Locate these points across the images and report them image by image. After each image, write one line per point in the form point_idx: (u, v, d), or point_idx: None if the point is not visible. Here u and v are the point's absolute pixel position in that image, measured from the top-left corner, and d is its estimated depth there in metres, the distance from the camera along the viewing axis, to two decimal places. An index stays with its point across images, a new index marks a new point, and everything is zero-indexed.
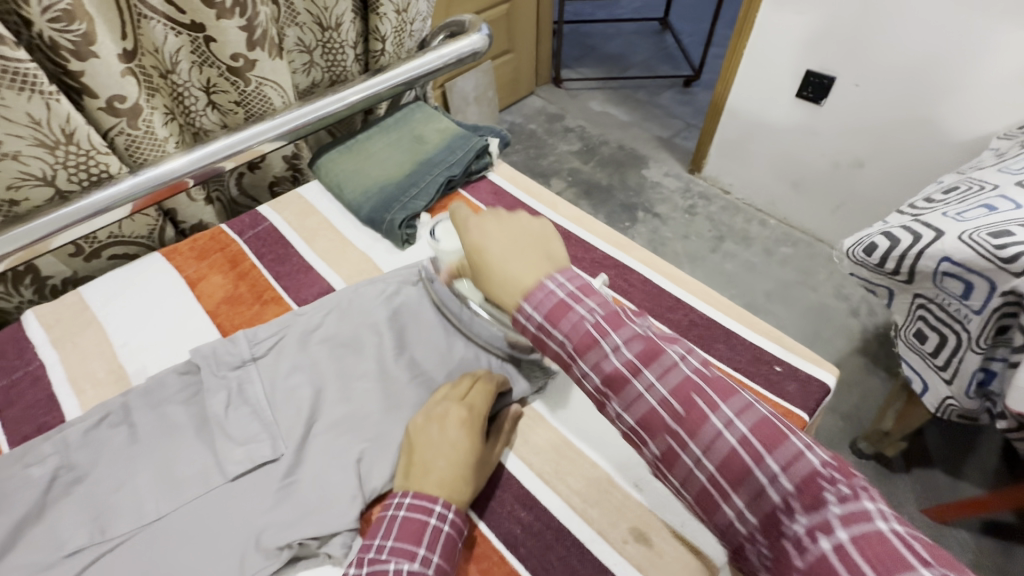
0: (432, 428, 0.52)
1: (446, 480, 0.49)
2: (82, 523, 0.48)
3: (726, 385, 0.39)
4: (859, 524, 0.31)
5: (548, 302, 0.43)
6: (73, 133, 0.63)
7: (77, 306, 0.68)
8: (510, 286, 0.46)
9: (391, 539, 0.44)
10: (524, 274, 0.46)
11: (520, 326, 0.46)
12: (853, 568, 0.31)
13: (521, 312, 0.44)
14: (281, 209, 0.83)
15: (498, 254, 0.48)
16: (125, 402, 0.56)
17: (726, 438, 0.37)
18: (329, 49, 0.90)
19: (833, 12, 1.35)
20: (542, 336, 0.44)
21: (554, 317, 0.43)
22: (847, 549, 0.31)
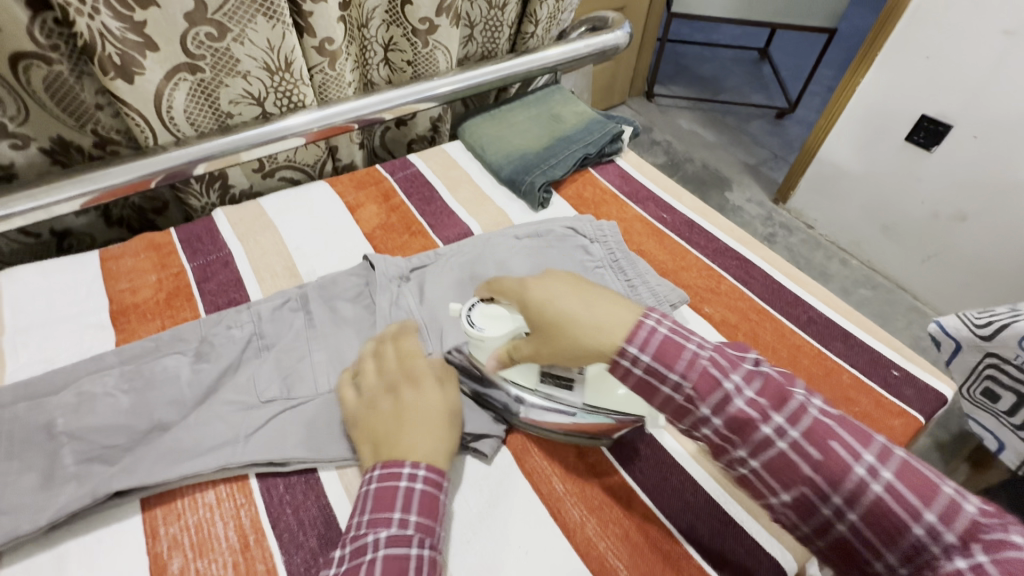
0: (384, 401, 0.52)
1: (417, 443, 0.49)
2: (273, 379, 0.57)
3: (856, 428, 0.44)
4: (910, 474, 0.42)
5: (656, 343, 0.46)
6: (291, 62, 0.73)
7: (257, 211, 0.79)
8: (601, 328, 0.47)
9: (368, 512, 0.45)
10: (614, 318, 0.48)
11: (617, 370, 0.47)
12: (900, 502, 0.41)
13: (623, 354, 0.46)
14: (427, 159, 0.91)
15: (567, 304, 0.49)
16: (302, 292, 0.66)
17: (778, 443, 0.44)
18: (488, 27, 0.99)
19: (963, 60, 1.33)
20: (636, 373, 0.47)
21: (672, 369, 0.45)
22: (890, 490, 0.41)
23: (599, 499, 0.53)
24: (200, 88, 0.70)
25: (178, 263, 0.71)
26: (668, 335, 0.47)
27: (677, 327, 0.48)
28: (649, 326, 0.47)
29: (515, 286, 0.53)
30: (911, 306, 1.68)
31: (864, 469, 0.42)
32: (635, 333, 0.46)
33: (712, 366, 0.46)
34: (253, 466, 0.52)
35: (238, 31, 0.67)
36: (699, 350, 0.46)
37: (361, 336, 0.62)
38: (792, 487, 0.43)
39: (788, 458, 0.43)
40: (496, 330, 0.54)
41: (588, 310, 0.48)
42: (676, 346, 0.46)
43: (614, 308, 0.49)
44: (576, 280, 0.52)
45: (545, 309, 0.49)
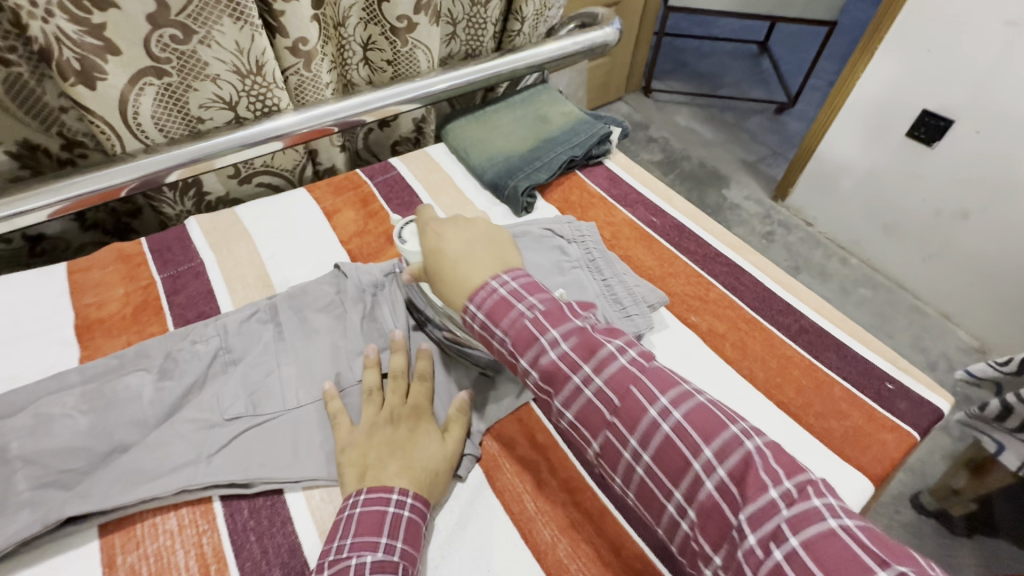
0: (383, 429, 0.52)
1: (407, 470, 0.49)
2: (239, 396, 0.55)
3: (712, 421, 0.41)
4: (802, 518, 0.36)
5: (491, 302, 0.50)
6: (263, 64, 0.70)
7: (231, 219, 0.76)
8: (463, 285, 0.53)
9: (351, 536, 0.44)
10: (474, 275, 0.53)
11: (467, 325, 0.52)
12: (804, 569, 0.34)
13: (467, 311, 0.51)
14: (408, 162, 0.89)
15: (453, 253, 0.56)
16: (273, 303, 0.63)
17: (705, 484, 0.39)
18: (472, 24, 0.97)
19: (964, 53, 1.30)
20: (484, 334, 0.50)
21: (498, 326, 0.49)
22: (801, 556, 0.35)
23: (571, 516, 0.51)
24: (168, 93, 0.68)
25: (148, 274, 0.69)
26: (505, 295, 0.50)
27: (546, 313, 0.48)
28: (492, 288, 0.50)
29: (426, 230, 0.59)
30: (912, 306, 1.65)
31: (702, 464, 0.40)
32: (476, 294, 0.50)
33: (564, 357, 0.46)
34: (215, 488, 0.49)
35: (204, 33, 0.64)
36: (528, 316, 0.48)
37: (334, 349, 0.60)
38: (677, 484, 0.41)
39: (677, 466, 0.41)
40: (415, 245, 0.62)
41: (469, 262, 0.54)
42: (510, 306, 0.49)
43: (487, 266, 0.54)
44: (480, 233, 0.59)
45: (434, 253, 0.56)
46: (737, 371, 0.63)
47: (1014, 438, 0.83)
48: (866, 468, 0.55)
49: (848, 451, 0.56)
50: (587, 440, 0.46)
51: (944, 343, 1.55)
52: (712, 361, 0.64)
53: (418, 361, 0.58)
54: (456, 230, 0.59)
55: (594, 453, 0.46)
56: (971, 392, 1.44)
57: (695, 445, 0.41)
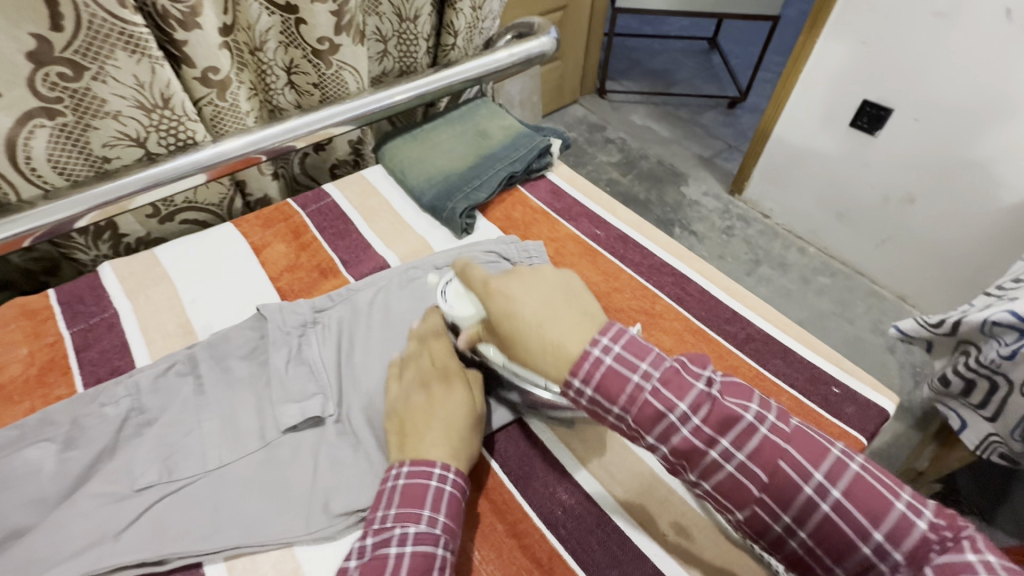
0: (417, 395, 0.53)
1: (440, 442, 0.49)
2: (152, 462, 0.51)
3: (810, 444, 0.41)
4: (864, 484, 0.39)
5: (576, 346, 0.43)
6: (169, 97, 0.66)
7: (149, 262, 0.71)
8: (553, 351, 0.44)
9: (394, 507, 0.45)
10: (569, 341, 0.44)
11: (569, 398, 0.45)
12: (918, 559, 0.36)
13: (569, 386, 0.44)
14: (343, 188, 0.85)
15: (529, 314, 0.45)
16: (192, 352, 0.59)
17: (804, 489, 0.39)
18: (403, 40, 0.93)
19: (897, 44, 1.33)
20: (580, 400, 0.44)
21: (577, 374, 0.43)
22: (888, 546, 0.37)
23: (517, 562, 0.48)
24: (64, 133, 0.63)
25: (55, 330, 0.63)
26: (584, 337, 0.44)
27: (630, 348, 0.43)
28: (592, 355, 0.43)
29: (480, 286, 0.48)
30: (869, 290, 1.68)
31: (814, 488, 0.39)
32: (578, 366, 0.42)
33: (660, 395, 0.42)
34: (123, 570, 0.45)
35: (97, 68, 0.59)
36: (614, 356, 0.43)
37: (259, 400, 0.56)
38: (790, 507, 0.40)
39: (791, 497, 0.40)
40: (465, 309, 0.58)
41: (552, 321, 0.45)
42: (587, 353, 0.43)
43: (578, 327, 0.45)
44: (549, 278, 0.49)
45: (507, 317, 0.46)
46: None
47: (975, 412, 0.81)
48: None
49: None
50: (687, 473, 0.43)
51: None
52: None
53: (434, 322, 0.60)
54: (525, 285, 0.48)
55: (695, 484, 0.43)
56: (929, 371, 1.47)
57: (804, 470, 0.40)
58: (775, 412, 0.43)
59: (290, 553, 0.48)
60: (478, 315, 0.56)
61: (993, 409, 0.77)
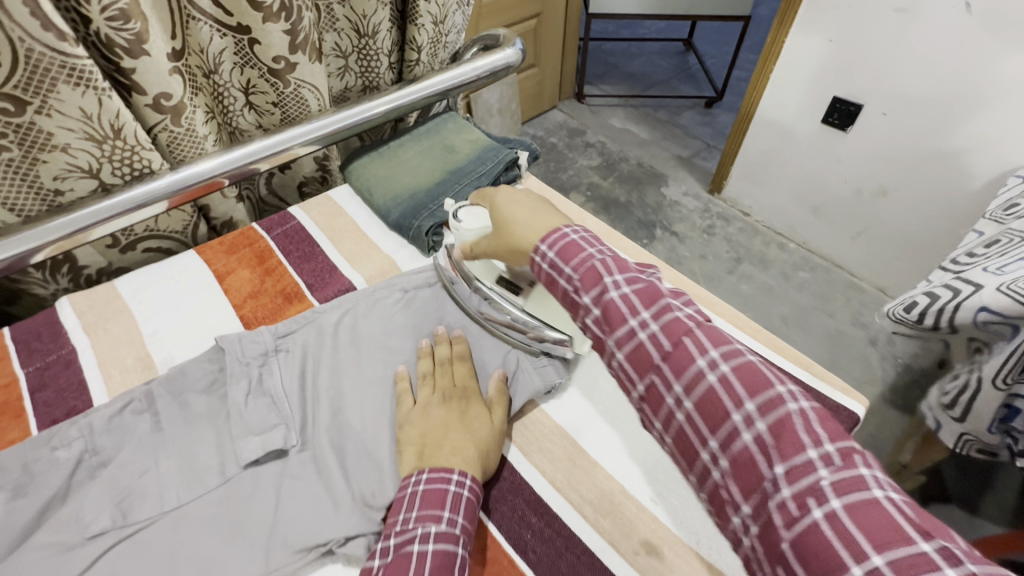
0: (436, 410, 0.55)
1: (459, 450, 0.51)
2: (105, 507, 0.49)
3: (757, 378, 0.38)
4: (857, 492, 0.32)
5: (562, 244, 0.47)
6: (121, 128, 0.65)
7: (109, 295, 0.70)
8: (534, 231, 0.51)
9: (415, 510, 0.46)
10: (546, 223, 0.51)
11: (534, 267, 0.49)
12: (843, 536, 0.31)
13: (539, 252, 0.49)
14: (308, 209, 0.84)
15: (521, 214, 0.54)
16: (149, 388, 0.57)
17: (744, 436, 0.36)
18: (364, 56, 0.92)
19: (863, 40, 1.34)
20: (552, 275, 0.48)
21: (568, 264, 0.46)
22: (838, 516, 0.32)
23: None
24: (9, 169, 0.61)
25: (9, 370, 0.61)
26: (575, 239, 0.47)
27: (611, 260, 0.45)
28: (564, 233, 0.48)
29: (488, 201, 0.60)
30: (849, 284, 1.69)
31: (742, 417, 0.37)
32: (548, 234, 0.48)
33: (626, 300, 0.42)
34: None
35: (40, 101, 0.58)
36: (597, 258, 0.45)
37: (219, 436, 0.55)
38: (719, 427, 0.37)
39: (722, 418, 0.37)
40: (471, 224, 0.64)
41: (532, 218, 0.53)
42: (580, 250, 0.46)
43: (552, 218, 0.53)
44: (539, 200, 0.58)
45: (501, 217, 0.56)
46: None
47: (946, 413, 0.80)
48: None
49: None
50: (633, 384, 0.43)
51: None
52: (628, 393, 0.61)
53: (454, 346, 0.62)
54: (516, 197, 0.58)
55: (638, 396, 0.43)
56: (911, 362, 1.48)
57: (742, 400, 0.37)
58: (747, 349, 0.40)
59: None
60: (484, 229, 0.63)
61: (961, 409, 0.77)
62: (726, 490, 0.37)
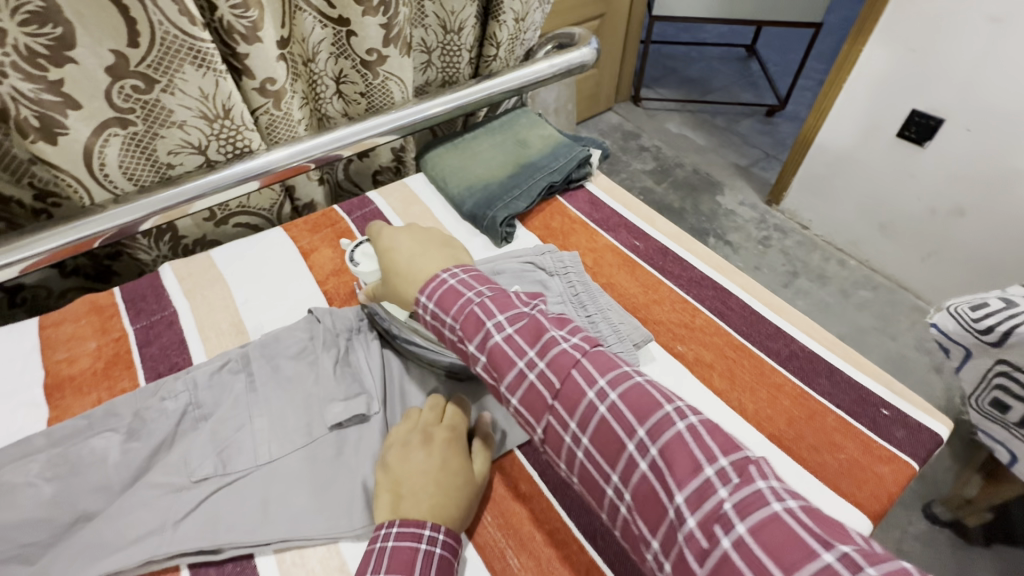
0: (416, 453, 0.51)
1: (433, 502, 0.47)
2: (208, 455, 0.53)
3: (645, 403, 0.41)
4: (756, 513, 0.34)
5: (441, 292, 0.51)
6: (230, 108, 0.70)
7: (205, 264, 0.75)
8: (419, 282, 0.55)
9: (382, 572, 0.42)
10: (427, 269, 0.56)
11: (421, 317, 0.53)
12: (753, 560, 0.33)
13: (420, 304, 0.52)
14: (386, 195, 0.88)
15: (405, 256, 0.58)
16: (245, 351, 0.62)
17: (639, 465, 0.39)
18: (447, 51, 0.96)
19: (949, 51, 1.28)
20: (436, 324, 0.51)
21: (448, 312, 0.50)
22: (745, 542, 0.33)
23: (556, 572, 0.49)
24: (134, 141, 0.67)
25: (120, 326, 0.67)
26: (455, 284, 0.51)
27: (473, 278, 0.52)
28: (443, 278, 0.52)
29: (378, 240, 0.62)
30: (914, 306, 1.62)
31: (636, 444, 0.40)
32: (427, 284, 0.51)
33: (513, 344, 0.46)
34: (183, 556, 0.48)
35: (167, 80, 0.63)
36: (476, 301, 0.49)
37: (306, 400, 0.58)
38: (619, 462, 0.40)
39: (617, 453, 0.40)
40: (368, 265, 0.64)
41: (418, 261, 0.57)
42: (479, 322, 0.48)
43: (438, 261, 0.57)
44: (427, 235, 0.62)
45: (388, 257, 0.59)
46: (725, 403, 0.60)
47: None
48: (863, 504, 0.52)
49: (843, 487, 0.53)
50: (532, 425, 0.46)
51: None
52: (700, 393, 0.61)
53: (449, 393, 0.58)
54: (408, 239, 0.61)
55: (540, 437, 0.46)
56: None
57: (634, 429, 0.40)
58: (636, 370, 0.44)
59: (336, 549, 0.50)
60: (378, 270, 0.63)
61: None
62: (636, 527, 0.39)
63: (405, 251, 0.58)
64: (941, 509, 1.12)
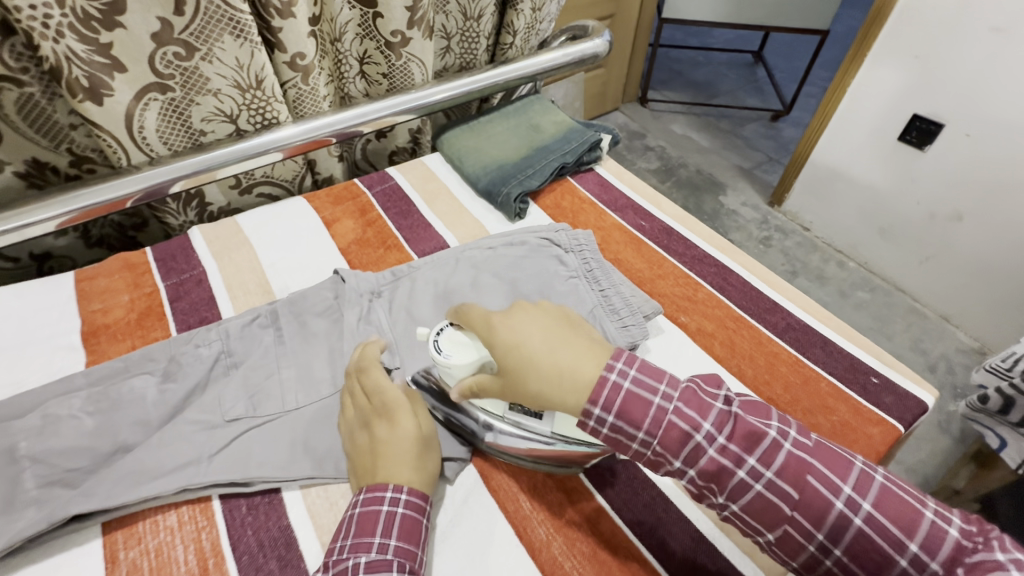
0: (363, 437, 0.52)
1: (392, 467, 0.49)
2: (239, 398, 0.57)
3: (822, 456, 0.43)
4: (957, 550, 0.39)
5: (609, 392, 0.44)
6: (262, 79, 0.73)
7: (232, 229, 0.78)
8: (577, 386, 0.45)
9: (350, 537, 0.44)
10: (584, 367, 0.45)
11: (587, 427, 0.45)
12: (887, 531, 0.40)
13: (589, 413, 0.44)
14: (405, 171, 0.91)
15: (540, 346, 0.47)
16: (274, 308, 0.65)
17: (850, 518, 0.41)
18: (466, 38, 1.00)
19: (950, 60, 1.32)
20: (604, 430, 0.44)
21: (615, 408, 0.44)
22: (873, 516, 0.41)
23: (565, 515, 0.52)
24: (171, 107, 0.70)
25: (151, 281, 0.71)
26: (614, 377, 0.44)
27: (626, 361, 0.45)
28: (607, 378, 0.44)
29: (481, 321, 0.51)
30: (910, 308, 1.65)
31: (815, 481, 0.42)
32: (596, 392, 0.44)
33: (685, 419, 0.43)
34: (215, 486, 0.51)
35: (206, 50, 0.67)
36: (633, 385, 0.44)
37: (330, 353, 0.62)
38: (817, 517, 0.41)
39: (824, 515, 0.41)
40: (461, 359, 0.52)
41: (558, 349, 0.46)
42: (610, 386, 0.44)
43: (583, 351, 0.47)
44: (546, 314, 0.50)
45: (514, 351, 0.47)
46: (725, 369, 0.64)
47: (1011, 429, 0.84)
48: None
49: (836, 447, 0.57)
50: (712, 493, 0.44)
51: (943, 345, 1.55)
52: (701, 358, 0.65)
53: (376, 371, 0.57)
54: (524, 320, 0.49)
55: (721, 504, 0.44)
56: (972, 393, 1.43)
57: (829, 484, 0.42)
58: (785, 427, 0.45)
59: None
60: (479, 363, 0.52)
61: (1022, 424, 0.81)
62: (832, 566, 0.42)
63: (539, 342, 0.46)
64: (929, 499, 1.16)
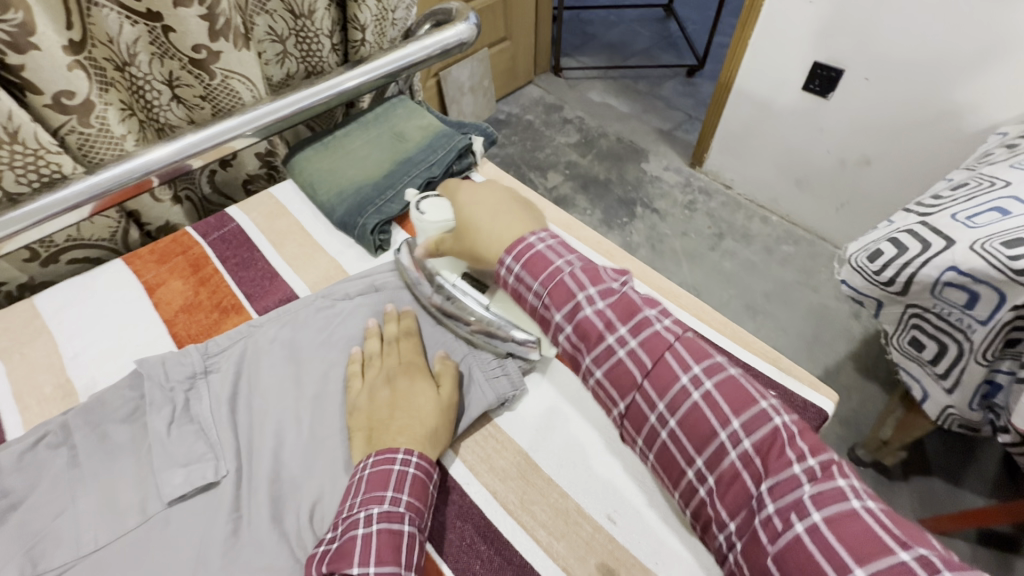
0: (381, 391, 0.53)
1: (406, 430, 0.49)
2: (14, 556, 0.45)
3: (740, 397, 0.42)
4: None
5: (529, 256, 0.50)
6: (17, 130, 0.59)
7: (27, 315, 0.64)
8: (498, 240, 0.53)
9: (361, 494, 0.45)
10: (507, 231, 0.53)
11: (502, 280, 0.52)
12: (821, 542, 0.34)
13: (504, 264, 0.51)
14: (249, 210, 0.78)
15: (486, 216, 0.55)
16: (65, 420, 0.53)
17: (730, 453, 0.40)
18: (303, 39, 0.86)
19: (845, 2, 1.27)
20: (520, 289, 0.51)
21: (535, 279, 0.49)
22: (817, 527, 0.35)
23: None
24: None
25: None
26: (543, 250, 0.50)
27: (559, 245, 0.51)
28: (530, 242, 0.51)
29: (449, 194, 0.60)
30: (832, 255, 1.66)
31: (729, 434, 0.40)
32: (513, 245, 0.51)
33: (602, 317, 0.47)
34: None
35: None
36: (567, 271, 0.49)
37: (140, 468, 0.51)
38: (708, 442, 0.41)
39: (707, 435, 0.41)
40: (434, 217, 0.60)
41: (496, 219, 0.54)
42: (548, 263, 0.50)
43: (517, 222, 0.54)
44: (506, 196, 0.58)
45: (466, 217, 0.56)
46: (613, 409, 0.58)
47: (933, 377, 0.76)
48: None
49: None
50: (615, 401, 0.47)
51: None
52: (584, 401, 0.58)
53: (402, 321, 0.60)
54: (482, 193, 0.58)
55: (621, 413, 0.47)
56: None
57: (728, 417, 0.41)
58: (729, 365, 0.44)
59: None
60: (448, 223, 0.60)
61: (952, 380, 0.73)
62: (713, 507, 0.41)
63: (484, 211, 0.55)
64: (863, 452, 1.16)
